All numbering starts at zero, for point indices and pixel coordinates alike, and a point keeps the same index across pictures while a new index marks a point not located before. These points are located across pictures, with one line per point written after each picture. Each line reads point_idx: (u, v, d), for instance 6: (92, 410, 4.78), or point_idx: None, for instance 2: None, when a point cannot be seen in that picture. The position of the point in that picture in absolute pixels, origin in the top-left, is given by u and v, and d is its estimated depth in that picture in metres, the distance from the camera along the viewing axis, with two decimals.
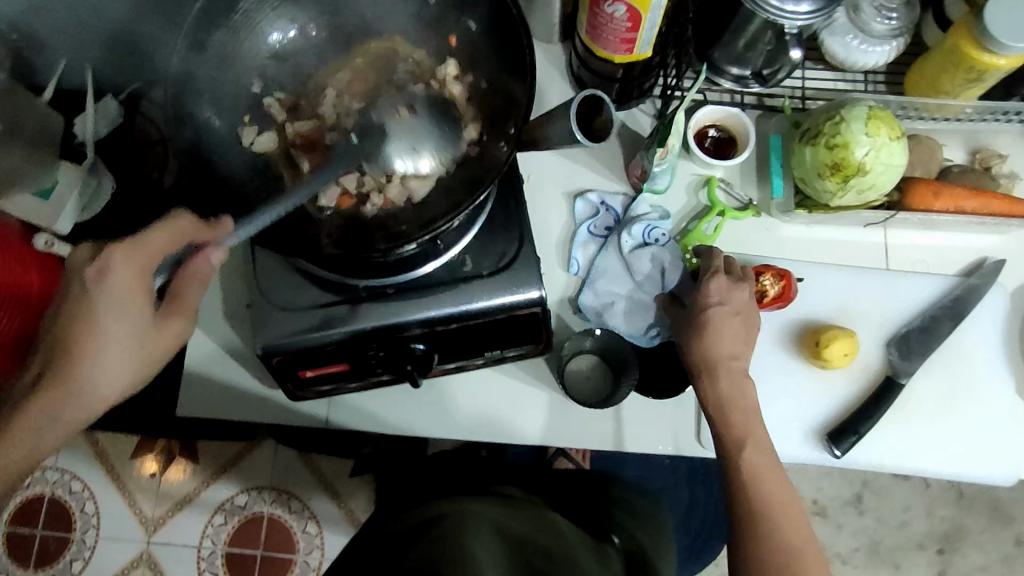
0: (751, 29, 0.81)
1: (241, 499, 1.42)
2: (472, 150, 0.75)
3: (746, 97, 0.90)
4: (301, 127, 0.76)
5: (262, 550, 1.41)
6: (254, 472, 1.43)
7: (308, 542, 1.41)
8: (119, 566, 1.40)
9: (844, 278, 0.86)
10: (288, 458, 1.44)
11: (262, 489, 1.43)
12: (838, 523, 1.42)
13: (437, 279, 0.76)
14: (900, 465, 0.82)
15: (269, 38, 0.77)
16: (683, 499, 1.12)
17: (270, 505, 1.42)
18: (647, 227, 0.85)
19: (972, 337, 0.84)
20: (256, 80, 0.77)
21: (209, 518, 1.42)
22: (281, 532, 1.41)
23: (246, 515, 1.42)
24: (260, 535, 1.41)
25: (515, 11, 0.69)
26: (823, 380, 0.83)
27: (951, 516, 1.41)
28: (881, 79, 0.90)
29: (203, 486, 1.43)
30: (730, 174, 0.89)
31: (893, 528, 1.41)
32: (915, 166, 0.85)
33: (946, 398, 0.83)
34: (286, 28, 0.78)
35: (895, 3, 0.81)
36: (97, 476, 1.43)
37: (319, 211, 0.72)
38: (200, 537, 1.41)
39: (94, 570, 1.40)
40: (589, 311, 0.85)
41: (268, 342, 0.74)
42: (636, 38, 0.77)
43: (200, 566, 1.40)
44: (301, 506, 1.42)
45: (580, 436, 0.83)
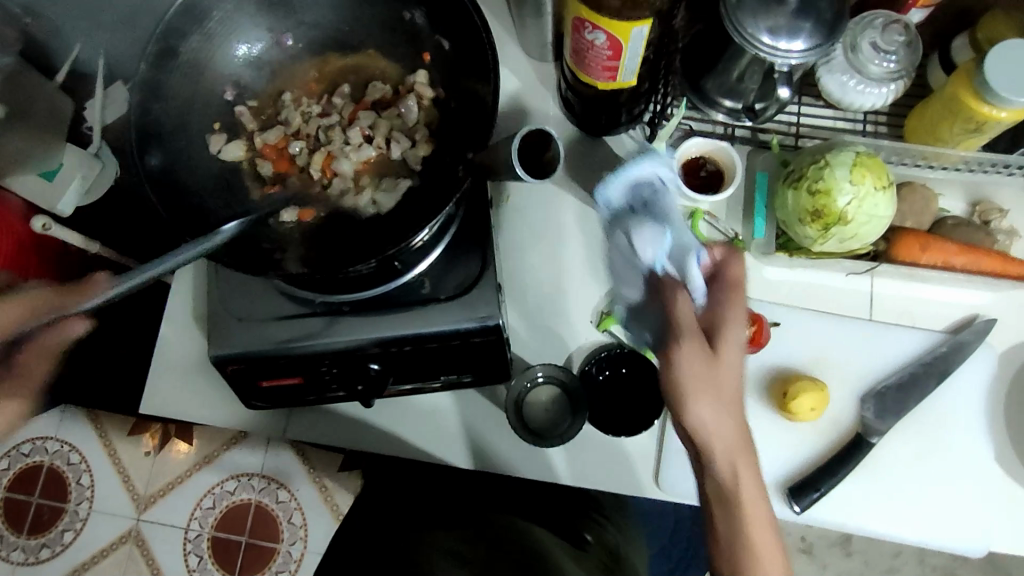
0: (743, 63, 0.78)
1: (230, 485, 1.39)
2: (435, 173, 0.77)
3: (739, 130, 0.88)
4: (268, 138, 0.79)
5: (246, 537, 1.38)
6: (248, 455, 1.40)
7: (292, 532, 1.38)
8: (107, 541, 1.39)
9: (821, 327, 0.82)
10: (279, 447, 1.40)
11: (252, 476, 1.39)
12: (824, 563, 1.37)
13: (396, 301, 0.75)
14: (864, 524, 0.78)
15: (237, 50, 0.79)
16: (667, 525, 1.11)
17: (258, 493, 1.39)
18: (634, 187, 0.80)
19: (955, 398, 0.80)
20: (229, 88, 0.80)
21: (197, 501, 1.40)
22: (266, 521, 1.38)
23: (234, 501, 1.39)
24: (246, 521, 1.39)
25: (482, 32, 0.71)
26: (791, 430, 0.80)
27: (943, 565, 1.36)
28: (882, 119, 0.86)
29: (195, 468, 1.40)
30: (717, 207, 0.85)
31: (880, 573, 1.36)
32: (906, 216, 0.82)
33: (924, 459, 0.79)
34: (254, 42, 0.80)
35: (895, 46, 0.75)
36: (95, 448, 1.41)
37: (280, 224, 0.76)
38: (187, 519, 1.39)
39: (83, 542, 1.39)
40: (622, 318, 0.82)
41: (221, 350, 0.75)
42: (618, 67, 0.74)
43: (185, 547, 1.38)
44: (288, 496, 1.39)
45: (534, 469, 0.82)
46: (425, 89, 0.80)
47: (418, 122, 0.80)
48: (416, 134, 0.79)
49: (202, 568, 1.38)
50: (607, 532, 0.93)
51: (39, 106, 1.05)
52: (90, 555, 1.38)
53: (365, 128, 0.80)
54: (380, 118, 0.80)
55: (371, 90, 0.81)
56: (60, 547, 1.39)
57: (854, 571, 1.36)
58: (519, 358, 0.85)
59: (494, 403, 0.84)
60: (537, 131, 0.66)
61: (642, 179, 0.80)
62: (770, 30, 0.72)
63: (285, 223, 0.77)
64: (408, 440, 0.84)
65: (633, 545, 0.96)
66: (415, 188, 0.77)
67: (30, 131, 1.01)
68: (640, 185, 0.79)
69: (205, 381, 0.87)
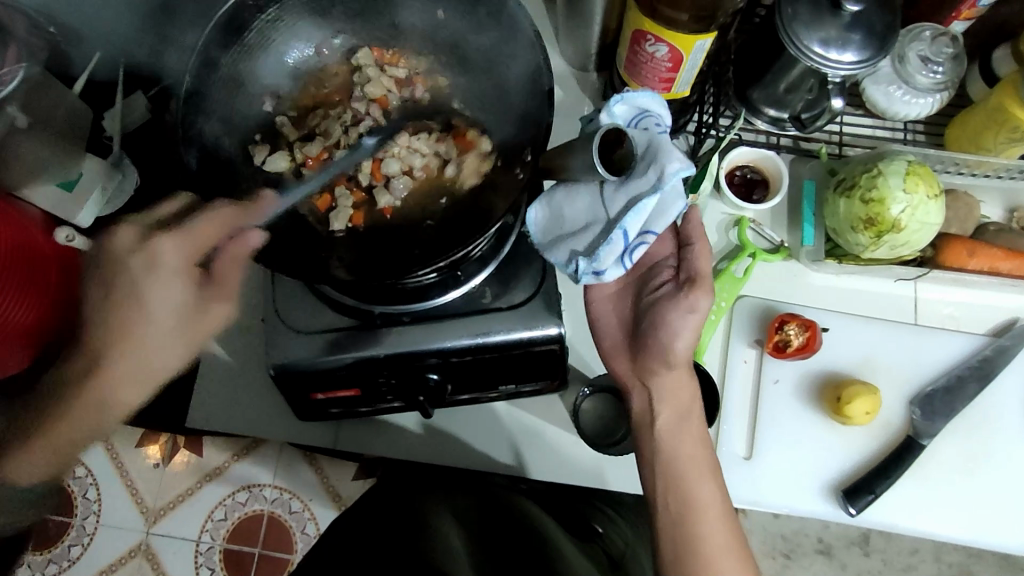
0: (793, 74, 0.79)
1: (242, 495, 1.28)
2: (486, 174, 0.76)
3: (782, 139, 0.89)
4: (310, 150, 0.77)
5: (259, 549, 1.27)
6: (261, 464, 1.28)
7: (307, 543, 1.27)
8: (116, 556, 1.27)
9: (872, 332, 0.83)
10: (292, 455, 1.28)
11: (264, 486, 1.28)
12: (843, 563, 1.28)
13: (455, 309, 0.74)
14: (914, 526, 0.80)
15: (288, 56, 0.81)
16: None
17: (270, 503, 1.27)
18: (638, 114, 0.65)
19: (997, 400, 0.82)
20: (268, 100, 0.80)
21: (209, 513, 1.28)
22: (280, 530, 1.27)
23: (247, 512, 1.28)
24: (259, 531, 1.27)
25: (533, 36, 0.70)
26: (842, 434, 0.82)
27: (959, 562, 1.26)
28: (921, 128, 0.88)
29: (204, 480, 1.28)
30: (761, 216, 0.87)
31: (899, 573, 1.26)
32: (951, 223, 0.84)
33: (966, 460, 0.81)
34: (303, 48, 0.82)
35: (943, 57, 0.78)
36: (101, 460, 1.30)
37: (332, 233, 0.74)
38: (199, 531, 1.27)
39: (90, 559, 1.27)
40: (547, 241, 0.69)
41: (279, 363, 0.73)
42: (675, 78, 0.76)
43: (197, 560, 1.27)
44: (301, 506, 1.27)
45: (588, 479, 0.82)
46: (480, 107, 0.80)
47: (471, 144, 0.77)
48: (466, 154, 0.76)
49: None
50: (619, 533, 0.93)
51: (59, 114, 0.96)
52: (98, 570, 1.27)
53: (417, 144, 0.77)
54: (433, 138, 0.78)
55: (429, 107, 0.81)
56: (68, 563, 1.27)
57: (874, 572, 1.26)
58: (575, 368, 0.85)
59: (548, 410, 0.84)
60: (612, 131, 0.64)
61: (645, 106, 0.66)
62: (822, 40, 0.72)
63: (335, 232, 0.74)
64: (463, 448, 0.84)
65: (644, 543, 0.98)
66: (464, 200, 0.76)
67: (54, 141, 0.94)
68: (647, 112, 0.65)
69: (252, 392, 0.86)
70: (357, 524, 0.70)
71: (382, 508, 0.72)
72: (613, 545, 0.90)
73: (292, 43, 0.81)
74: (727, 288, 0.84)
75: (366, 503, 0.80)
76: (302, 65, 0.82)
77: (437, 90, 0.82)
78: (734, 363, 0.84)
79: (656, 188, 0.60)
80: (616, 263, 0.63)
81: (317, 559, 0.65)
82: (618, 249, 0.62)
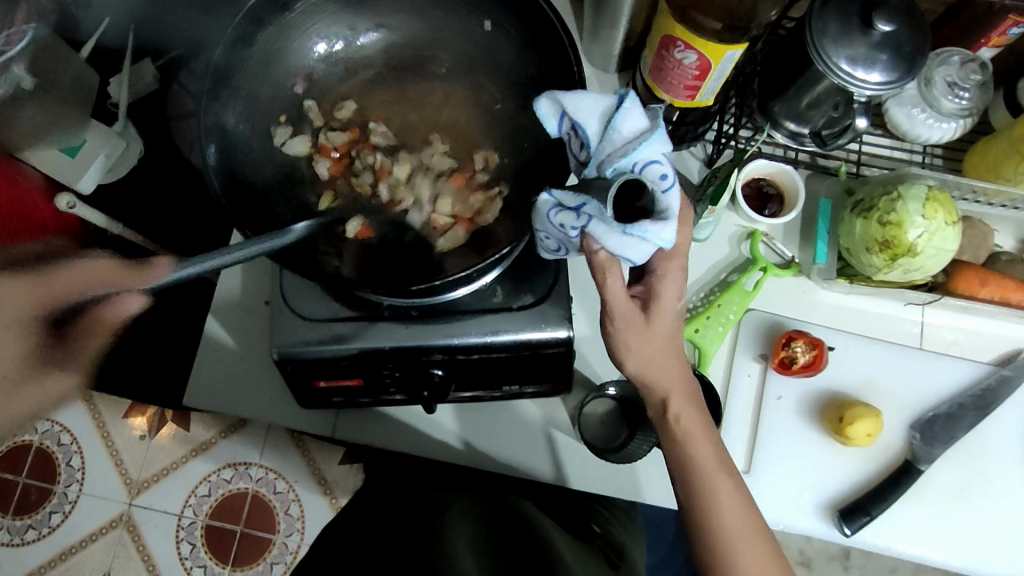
0: (816, 91, 0.77)
1: (227, 473, 1.26)
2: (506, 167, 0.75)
3: (800, 154, 0.89)
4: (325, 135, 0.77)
5: (241, 527, 1.25)
6: (248, 442, 1.27)
7: (289, 524, 1.25)
8: (96, 526, 1.24)
9: (878, 353, 0.83)
10: (280, 436, 1.27)
11: (250, 464, 1.26)
12: None
13: (466, 305, 0.73)
14: (906, 548, 0.80)
15: (314, 49, 0.78)
16: (665, 536, 1.11)
17: (255, 483, 1.25)
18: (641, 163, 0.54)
19: (996, 428, 0.82)
20: (299, 81, 0.78)
21: (193, 488, 1.26)
22: (263, 511, 1.25)
23: (230, 490, 1.26)
24: (242, 510, 1.25)
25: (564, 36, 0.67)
26: (842, 453, 0.82)
27: None
28: (939, 152, 0.88)
29: (190, 455, 1.27)
30: (774, 230, 0.87)
31: None
32: (963, 249, 0.84)
33: (961, 486, 0.81)
34: (332, 39, 0.79)
35: (970, 84, 0.78)
36: (87, 428, 1.28)
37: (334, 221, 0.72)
38: (182, 506, 1.25)
39: (69, 527, 1.25)
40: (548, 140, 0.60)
41: (283, 348, 0.72)
42: (700, 87, 0.74)
43: (178, 535, 1.24)
44: (286, 487, 1.25)
45: (585, 483, 0.82)
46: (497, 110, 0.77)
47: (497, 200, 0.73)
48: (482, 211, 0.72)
49: (195, 557, 1.24)
50: (618, 533, 0.94)
51: (64, 78, 0.96)
52: (78, 538, 1.24)
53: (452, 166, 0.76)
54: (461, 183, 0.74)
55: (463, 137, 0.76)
56: (47, 529, 1.25)
57: None
58: (583, 373, 0.85)
59: (550, 413, 0.84)
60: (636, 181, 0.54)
61: (647, 157, 0.53)
62: (849, 58, 0.70)
63: (337, 222, 0.72)
64: (460, 445, 0.83)
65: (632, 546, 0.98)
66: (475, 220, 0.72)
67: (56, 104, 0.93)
68: (648, 166, 0.53)
69: (250, 373, 0.86)
70: (356, 531, 0.69)
71: (381, 513, 0.72)
72: (615, 544, 0.91)
73: (320, 33, 0.78)
74: (736, 301, 0.83)
75: (363, 504, 0.79)
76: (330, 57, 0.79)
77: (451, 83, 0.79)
78: (738, 376, 0.84)
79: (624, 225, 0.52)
80: (550, 207, 0.55)
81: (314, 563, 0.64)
82: (571, 197, 0.54)
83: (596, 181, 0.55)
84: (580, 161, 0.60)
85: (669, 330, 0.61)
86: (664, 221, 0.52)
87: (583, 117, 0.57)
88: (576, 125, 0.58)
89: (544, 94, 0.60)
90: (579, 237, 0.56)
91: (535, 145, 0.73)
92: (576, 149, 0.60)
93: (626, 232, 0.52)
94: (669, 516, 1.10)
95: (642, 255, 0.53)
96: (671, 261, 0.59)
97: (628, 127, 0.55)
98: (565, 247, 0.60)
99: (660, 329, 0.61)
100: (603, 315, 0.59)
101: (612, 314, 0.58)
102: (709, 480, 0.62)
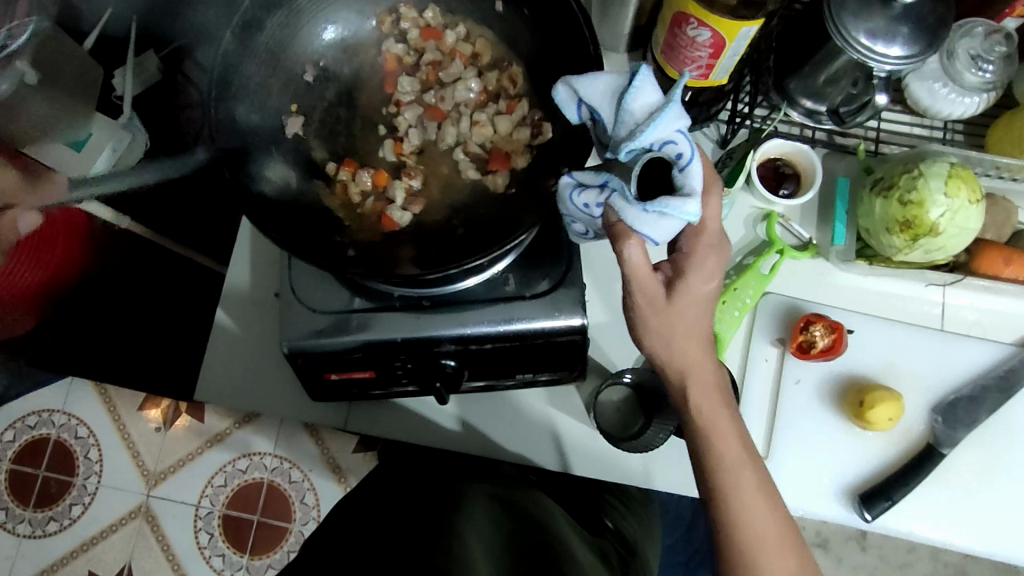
0: (834, 67, 0.74)
1: (242, 463, 1.26)
2: (523, 134, 0.72)
3: (817, 133, 0.86)
4: (331, 120, 0.75)
5: (257, 516, 1.25)
6: (263, 432, 1.27)
7: (305, 513, 1.26)
8: (116, 518, 1.25)
9: (897, 336, 0.82)
10: (293, 426, 1.27)
11: (264, 455, 1.26)
12: (838, 557, 1.25)
13: (477, 295, 0.72)
14: (927, 533, 0.79)
15: (325, 31, 0.76)
16: (681, 519, 1.10)
17: (270, 473, 1.25)
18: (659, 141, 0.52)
19: (1019, 409, 0.81)
20: (309, 68, 0.75)
21: (209, 478, 1.26)
22: (279, 501, 1.25)
23: (246, 480, 1.26)
24: (258, 499, 1.25)
25: (584, 24, 0.66)
26: (861, 437, 0.81)
27: (955, 561, 1.22)
28: (960, 128, 0.85)
29: (205, 446, 1.27)
30: (791, 212, 0.85)
31: (894, 568, 1.23)
32: (987, 228, 0.82)
33: (984, 469, 0.80)
34: (343, 24, 0.77)
35: (994, 56, 0.76)
36: (102, 422, 1.28)
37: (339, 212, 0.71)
38: (199, 496, 1.26)
39: (91, 519, 1.25)
40: (568, 112, 0.59)
41: (293, 341, 0.71)
42: (715, 65, 0.71)
43: (196, 525, 1.25)
44: (301, 476, 1.25)
45: (602, 470, 0.81)
46: (501, 94, 0.75)
47: (511, 152, 0.72)
48: (495, 172, 0.72)
49: (213, 546, 1.25)
50: (630, 529, 0.93)
51: (67, 71, 0.95)
52: (98, 530, 1.25)
53: (463, 140, 0.74)
54: (470, 142, 0.74)
55: (470, 113, 0.75)
56: (68, 521, 1.26)
57: (869, 568, 1.23)
58: (596, 361, 0.84)
59: (563, 402, 0.83)
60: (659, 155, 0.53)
61: (660, 137, 0.51)
62: (869, 32, 0.68)
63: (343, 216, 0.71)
64: (472, 435, 0.83)
65: (647, 533, 0.97)
66: (487, 205, 0.72)
67: (62, 99, 0.93)
68: (664, 146, 0.51)
69: (263, 365, 0.85)
70: (366, 514, 0.69)
71: (395, 498, 0.72)
72: (627, 540, 0.90)
73: (331, 18, 0.76)
74: (753, 285, 0.81)
75: (375, 491, 0.79)
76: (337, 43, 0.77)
77: (455, 71, 0.77)
78: (755, 362, 0.82)
79: (643, 206, 0.51)
80: (574, 191, 0.56)
81: (324, 551, 0.64)
82: (591, 176, 0.55)
83: (618, 163, 0.53)
84: (602, 147, 0.59)
85: (687, 321, 0.59)
86: (686, 197, 0.51)
87: (597, 102, 0.56)
88: (593, 111, 0.57)
89: (561, 79, 0.59)
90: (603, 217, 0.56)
91: (547, 123, 0.72)
92: (597, 136, 0.59)
93: (644, 213, 0.51)
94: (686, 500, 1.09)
95: (663, 235, 0.52)
96: (699, 239, 0.58)
97: (640, 105, 0.53)
98: (592, 231, 0.60)
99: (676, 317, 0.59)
100: (625, 294, 0.59)
101: (631, 286, 0.57)
102: (731, 469, 0.61)
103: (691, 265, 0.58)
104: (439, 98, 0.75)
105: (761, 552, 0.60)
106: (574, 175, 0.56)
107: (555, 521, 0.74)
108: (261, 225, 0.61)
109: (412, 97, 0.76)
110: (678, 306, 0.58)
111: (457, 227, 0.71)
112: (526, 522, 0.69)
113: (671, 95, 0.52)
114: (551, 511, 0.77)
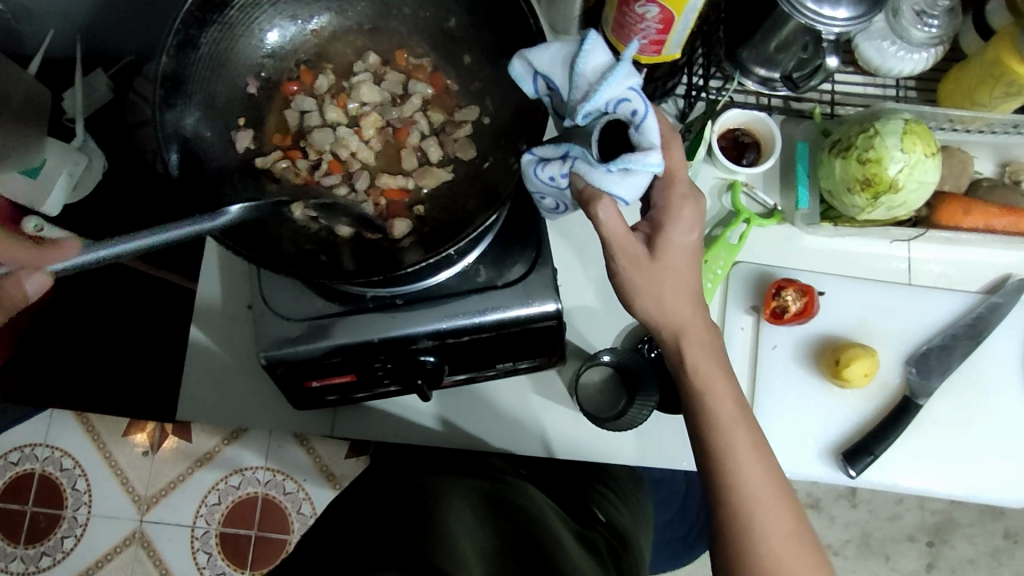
0: (784, 33, 0.75)
1: (234, 479, 1.25)
2: (484, 120, 0.74)
3: (773, 100, 0.87)
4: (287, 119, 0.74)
5: (254, 530, 1.25)
6: (250, 446, 1.26)
7: (302, 523, 1.25)
8: (108, 546, 1.23)
9: (866, 294, 0.83)
10: (281, 437, 1.26)
11: (255, 468, 1.25)
12: (830, 515, 1.27)
13: (449, 289, 0.71)
14: (910, 483, 0.81)
15: (268, 36, 0.73)
16: (677, 494, 1.11)
17: (263, 486, 1.24)
18: (612, 101, 0.53)
19: (991, 354, 0.83)
20: (250, 80, 0.73)
21: (201, 498, 1.25)
22: (274, 513, 1.24)
23: (239, 496, 1.25)
24: (253, 514, 1.25)
25: (532, 21, 0.65)
26: (841, 396, 0.82)
27: (942, 507, 1.25)
28: (912, 84, 0.87)
29: (194, 467, 1.25)
30: (754, 179, 0.85)
31: (884, 520, 1.26)
32: (945, 180, 0.84)
33: (962, 415, 0.82)
34: (287, 24, 0.74)
35: (938, 10, 0.77)
36: (88, 451, 1.26)
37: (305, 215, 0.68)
38: (193, 516, 1.24)
39: (84, 550, 1.24)
40: (521, 84, 0.59)
41: (269, 351, 0.71)
42: (665, 41, 0.71)
43: (193, 545, 1.24)
44: (295, 486, 1.24)
45: (590, 453, 0.82)
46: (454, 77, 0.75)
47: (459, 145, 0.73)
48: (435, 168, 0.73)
49: (212, 565, 1.24)
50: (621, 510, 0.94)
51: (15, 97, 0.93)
52: (94, 560, 1.23)
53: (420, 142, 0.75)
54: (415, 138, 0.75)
55: (421, 112, 0.75)
56: (62, 555, 1.24)
57: (861, 523, 1.26)
58: (575, 344, 0.84)
59: (545, 386, 0.83)
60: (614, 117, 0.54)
61: (614, 96, 0.53)
62: None
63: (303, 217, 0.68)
64: (458, 429, 0.83)
65: (641, 510, 0.99)
66: (438, 208, 0.72)
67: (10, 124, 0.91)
68: (618, 105, 0.53)
69: (243, 379, 0.84)
70: (355, 514, 0.70)
71: (382, 496, 0.72)
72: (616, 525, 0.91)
73: (274, 21, 0.73)
74: (723, 256, 0.82)
75: (362, 491, 0.79)
76: (281, 47, 0.74)
77: (399, 79, 0.76)
78: (731, 330, 0.83)
79: (609, 166, 0.52)
80: (541, 167, 0.56)
81: (314, 552, 0.64)
82: (553, 150, 0.56)
83: (577, 130, 0.55)
84: (557, 116, 0.60)
85: (657, 294, 0.60)
86: (648, 150, 0.52)
87: (550, 71, 0.57)
88: (548, 81, 0.58)
89: (517, 55, 0.59)
90: (570, 187, 0.57)
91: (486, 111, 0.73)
92: (553, 108, 0.60)
93: (610, 172, 0.52)
94: (678, 476, 1.10)
95: (633, 193, 0.53)
96: (673, 190, 0.59)
97: (592, 68, 0.55)
98: (563, 204, 0.61)
99: (647, 292, 0.60)
100: (606, 255, 0.59)
101: (610, 248, 0.58)
102: (717, 438, 0.62)
103: (668, 217, 0.59)
104: (398, 99, 0.76)
105: (751, 521, 0.61)
106: (539, 152, 0.56)
107: (545, 511, 0.75)
108: (222, 237, 0.60)
109: (342, 100, 0.75)
110: (645, 280, 0.59)
111: (426, 224, 0.71)
112: (518, 513, 0.70)
113: (621, 56, 0.54)
114: (541, 501, 0.77)
